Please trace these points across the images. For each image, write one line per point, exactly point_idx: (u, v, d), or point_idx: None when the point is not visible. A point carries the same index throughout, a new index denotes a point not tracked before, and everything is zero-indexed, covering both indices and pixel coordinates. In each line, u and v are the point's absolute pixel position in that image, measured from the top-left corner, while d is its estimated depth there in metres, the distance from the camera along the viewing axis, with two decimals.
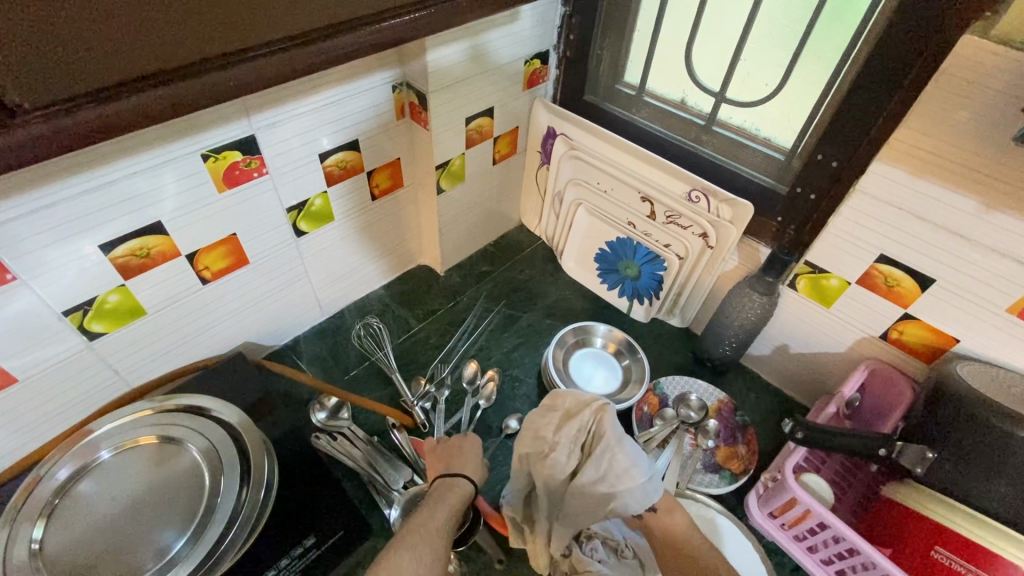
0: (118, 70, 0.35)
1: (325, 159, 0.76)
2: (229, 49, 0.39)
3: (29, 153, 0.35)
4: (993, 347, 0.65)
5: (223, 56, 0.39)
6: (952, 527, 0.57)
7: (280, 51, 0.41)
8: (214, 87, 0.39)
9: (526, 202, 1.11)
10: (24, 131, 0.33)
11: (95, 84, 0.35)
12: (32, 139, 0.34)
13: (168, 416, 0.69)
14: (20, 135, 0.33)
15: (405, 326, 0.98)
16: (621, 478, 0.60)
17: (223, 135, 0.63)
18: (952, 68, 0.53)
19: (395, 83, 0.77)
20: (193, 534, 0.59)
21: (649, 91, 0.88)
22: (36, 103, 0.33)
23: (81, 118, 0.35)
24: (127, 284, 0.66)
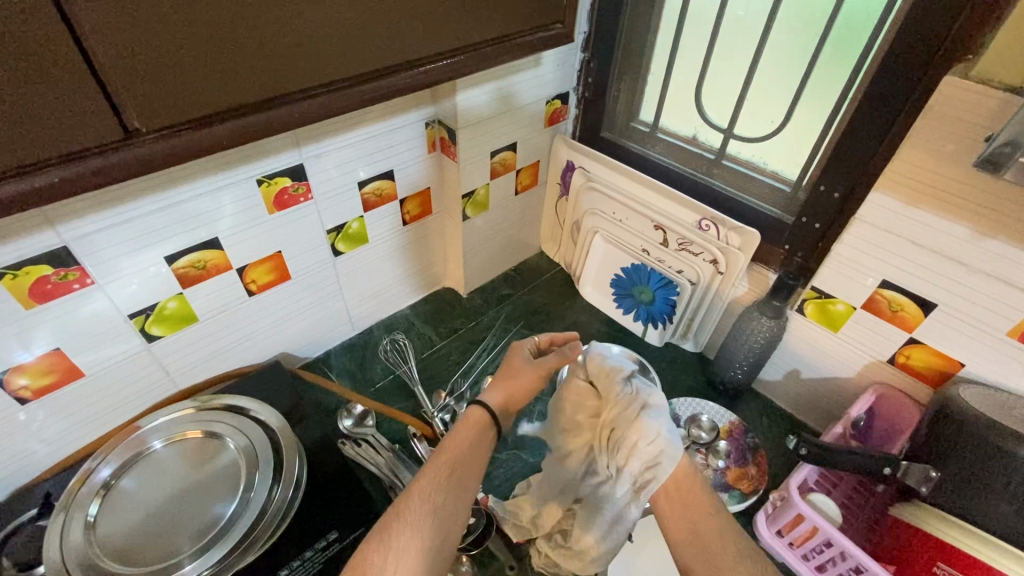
0: (211, 104, 0.43)
1: (362, 186, 0.84)
2: (297, 88, 0.47)
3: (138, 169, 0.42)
4: (998, 372, 0.66)
5: (291, 94, 0.47)
6: (953, 543, 0.57)
7: (336, 91, 0.50)
8: (284, 119, 0.47)
9: (547, 231, 1.17)
10: (136, 151, 0.41)
11: (190, 114, 0.42)
12: (139, 157, 0.42)
13: (211, 413, 0.76)
14: (131, 154, 0.41)
15: (429, 343, 1.03)
16: (654, 455, 0.57)
17: (277, 162, 0.72)
18: (939, 106, 0.58)
19: (428, 121, 0.86)
20: (239, 504, 0.66)
21: (663, 128, 0.95)
22: (145, 128, 0.41)
23: (175, 143, 0.43)
24: (184, 292, 0.74)
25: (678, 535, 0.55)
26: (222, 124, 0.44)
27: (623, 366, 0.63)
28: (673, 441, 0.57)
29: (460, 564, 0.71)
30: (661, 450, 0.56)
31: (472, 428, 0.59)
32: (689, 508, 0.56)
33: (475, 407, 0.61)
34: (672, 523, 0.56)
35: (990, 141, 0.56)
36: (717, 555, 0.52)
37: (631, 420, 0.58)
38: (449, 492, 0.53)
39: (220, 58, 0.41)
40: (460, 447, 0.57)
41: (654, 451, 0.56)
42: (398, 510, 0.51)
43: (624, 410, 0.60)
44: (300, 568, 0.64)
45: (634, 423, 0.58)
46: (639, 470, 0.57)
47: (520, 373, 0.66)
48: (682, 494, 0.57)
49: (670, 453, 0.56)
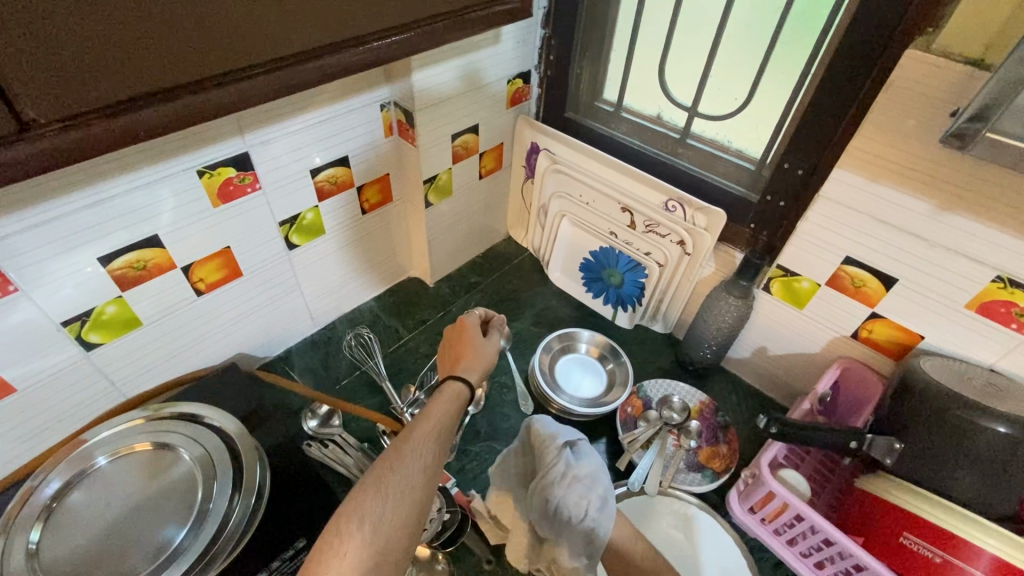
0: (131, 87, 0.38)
1: (315, 174, 0.79)
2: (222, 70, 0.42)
3: (44, 164, 0.38)
4: (955, 342, 0.68)
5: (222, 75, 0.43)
6: (921, 514, 0.58)
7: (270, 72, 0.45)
8: (211, 105, 0.43)
9: (513, 215, 1.15)
10: (40, 144, 0.37)
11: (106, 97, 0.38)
12: (49, 150, 0.37)
13: (162, 423, 0.71)
14: (39, 147, 0.37)
15: (396, 336, 1.00)
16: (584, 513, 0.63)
17: (218, 151, 0.67)
18: (900, 81, 0.57)
19: (383, 103, 0.81)
20: (193, 527, 0.62)
21: (627, 107, 0.93)
22: (50, 117, 0.36)
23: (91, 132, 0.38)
24: (124, 295, 0.69)
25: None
26: (147, 110, 0.40)
27: (559, 436, 0.67)
28: (603, 511, 0.63)
29: (436, 562, 0.70)
30: (595, 527, 0.63)
31: (454, 400, 0.59)
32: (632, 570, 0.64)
33: (454, 381, 0.61)
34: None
35: (953, 116, 0.55)
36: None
37: (570, 501, 0.63)
38: (435, 446, 0.53)
39: (135, 37, 0.37)
40: (444, 409, 0.57)
41: (588, 529, 0.63)
42: (391, 461, 0.50)
43: (562, 491, 0.63)
44: None
45: (574, 503, 0.63)
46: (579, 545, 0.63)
47: (481, 349, 0.67)
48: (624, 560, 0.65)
49: (602, 529, 0.63)
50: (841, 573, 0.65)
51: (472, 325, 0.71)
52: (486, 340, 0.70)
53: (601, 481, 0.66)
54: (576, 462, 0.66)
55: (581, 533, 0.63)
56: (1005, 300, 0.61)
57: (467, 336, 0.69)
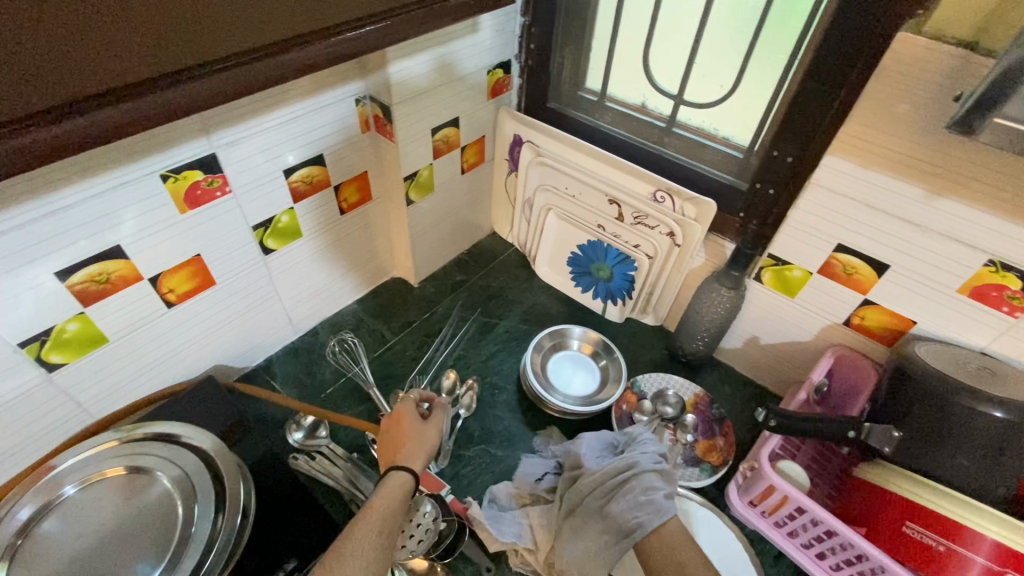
0: (101, 79, 0.37)
1: (290, 174, 0.75)
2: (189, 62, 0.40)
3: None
4: (948, 326, 0.68)
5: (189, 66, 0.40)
6: (922, 502, 0.58)
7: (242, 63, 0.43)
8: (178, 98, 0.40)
9: (496, 210, 1.12)
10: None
11: (81, 86, 0.37)
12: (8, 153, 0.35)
13: (136, 445, 0.67)
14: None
15: (381, 340, 0.96)
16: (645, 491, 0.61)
17: (182, 154, 0.62)
18: (892, 64, 0.56)
19: (358, 98, 0.77)
20: (169, 563, 0.57)
21: (611, 96, 0.90)
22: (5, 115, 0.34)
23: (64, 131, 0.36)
24: (86, 310, 0.64)
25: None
26: (117, 104, 0.38)
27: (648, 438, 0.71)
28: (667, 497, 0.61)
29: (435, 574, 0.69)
30: (654, 502, 0.60)
31: (394, 497, 0.56)
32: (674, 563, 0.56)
33: (395, 471, 0.59)
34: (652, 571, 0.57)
35: (954, 101, 0.54)
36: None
37: (643, 480, 0.63)
38: (373, 546, 0.52)
39: None
40: (386, 504, 0.55)
41: (653, 505, 0.60)
42: (332, 562, 0.49)
43: (637, 469, 0.64)
44: None
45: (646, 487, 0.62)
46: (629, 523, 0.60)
47: (423, 435, 0.65)
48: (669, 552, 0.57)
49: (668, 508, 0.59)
50: (844, 563, 0.64)
51: (408, 410, 0.67)
52: (426, 422, 0.67)
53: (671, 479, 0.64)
54: (659, 459, 0.67)
55: (634, 511, 0.60)
56: (997, 284, 0.61)
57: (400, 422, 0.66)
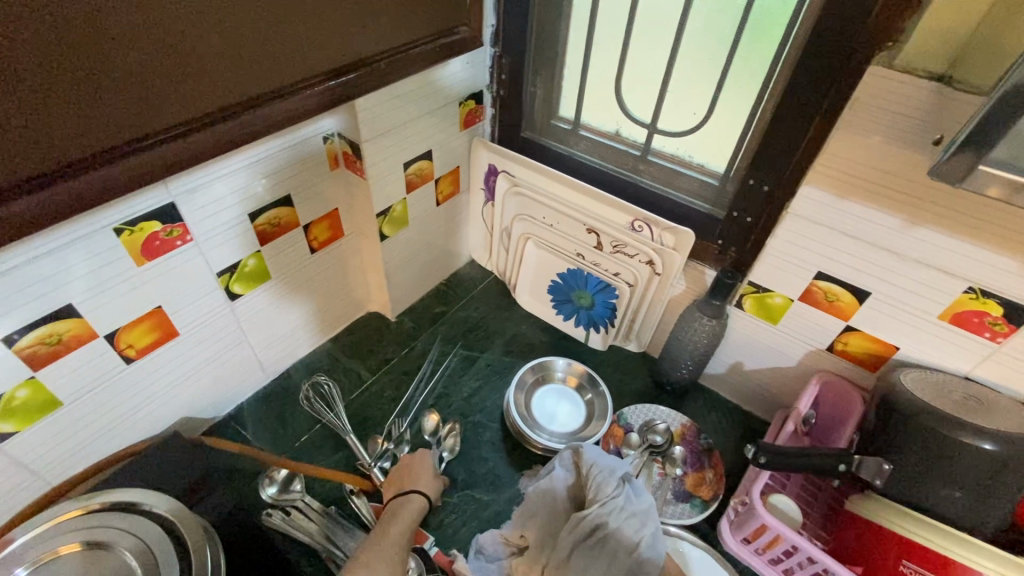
0: (113, 138, 0.46)
1: (255, 218, 0.72)
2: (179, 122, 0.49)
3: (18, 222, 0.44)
4: (930, 352, 0.67)
5: (185, 124, 0.50)
6: (920, 540, 0.57)
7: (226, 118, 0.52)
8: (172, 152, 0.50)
9: (474, 238, 1.10)
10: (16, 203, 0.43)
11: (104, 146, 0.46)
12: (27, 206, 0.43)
13: (93, 518, 0.61)
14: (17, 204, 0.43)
15: (358, 380, 0.93)
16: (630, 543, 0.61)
17: (138, 206, 0.59)
18: (865, 97, 0.56)
19: (326, 136, 0.75)
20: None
21: (585, 124, 0.89)
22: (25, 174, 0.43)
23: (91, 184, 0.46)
24: (37, 374, 0.60)
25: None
26: (124, 157, 0.47)
27: (610, 473, 0.67)
28: (654, 550, 0.61)
29: None
30: (641, 559, 0.60)
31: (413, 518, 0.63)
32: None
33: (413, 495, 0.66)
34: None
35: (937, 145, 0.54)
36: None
37: (619, 531, 0.62)
38: (398, 553, 0.56)
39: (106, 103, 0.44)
40: (404, 521, 0.61)
41: (637, 558, 0.60)
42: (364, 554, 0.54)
43: (608, 518, 0.63)
44: None
45: (626, 538, 0.61)
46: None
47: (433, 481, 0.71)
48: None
49: (652, 560, 0.60)
50: None
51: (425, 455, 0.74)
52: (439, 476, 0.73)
53: (650, 521, 0.63)
54: (626, 499, 0.64)
55: (625, 565, 0.60)
56: (977, 310, 0.61)
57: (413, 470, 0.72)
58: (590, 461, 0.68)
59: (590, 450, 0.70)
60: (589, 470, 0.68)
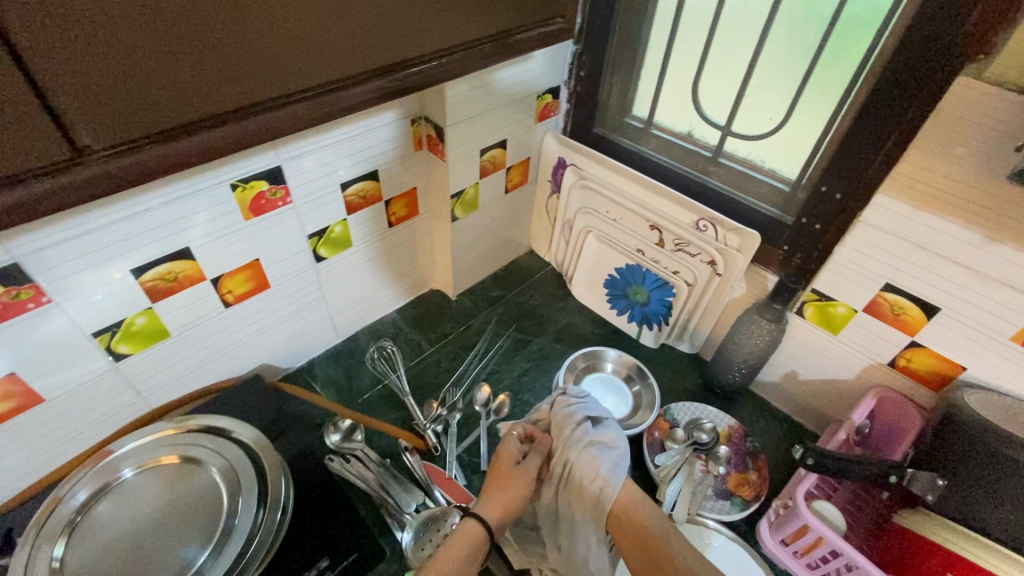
0: (198, 101, 0.38)
1: (345, 188, 0.79)
2: (277, 94, 0.42)
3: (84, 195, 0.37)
4: (1001, 375, 0.66)
5: (265, 100, 0.42)
6: (969, 556, 0.56)
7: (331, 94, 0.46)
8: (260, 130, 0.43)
9: (537, 229, 1.14)
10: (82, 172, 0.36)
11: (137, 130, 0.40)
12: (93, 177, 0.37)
13: (187, 436, 0.71)
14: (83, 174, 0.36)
15: (417, 349, 0.99)
16: (588, 472, 0.63)
17: (252, 165, 0.67)
18: (950, 108, 0.56)
19: (414, 118, 0.81)
20: (214, 549, 0.60)
21: (657, 124, 0.92)
22: (104, 142, 0.36)
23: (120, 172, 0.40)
24: (154, 306, 0.69)
25: (634, 556, 0.59)
26: (204, 132, 0.40)
27: (581, 412, 0.69)
28: (614, 475, 0.62)
29: None
30: (602, 486, 0.62)
31: (476, 543, 0.58)
32: (638, 535, 0.60)
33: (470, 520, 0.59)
34: (628, 548, 0.60)
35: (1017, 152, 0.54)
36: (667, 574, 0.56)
37: (584, 462, 0.64)
38: None
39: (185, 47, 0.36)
40: (454, 555, 0.56)
41: (600, 486, 0.62)
42: None
43: (575, 451, 0.65)
44: None
45: (589, 468, 0.63)
46: (586, 505, 0.63)
47: (511, 485, 0.63)
48: (631, 520, 0.61)
49: (613, 486, 0.62)
50: None
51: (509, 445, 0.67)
52: (520, 467, 0.65)
53: (614, 449, 0.65)
54: (593, 434, 0.66)
55: (589, 492, 0.62)
56: None
57: (497, 469, 0.65)
58: (564, 403, 0.71)
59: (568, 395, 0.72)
60: (563, 412, 0.69)
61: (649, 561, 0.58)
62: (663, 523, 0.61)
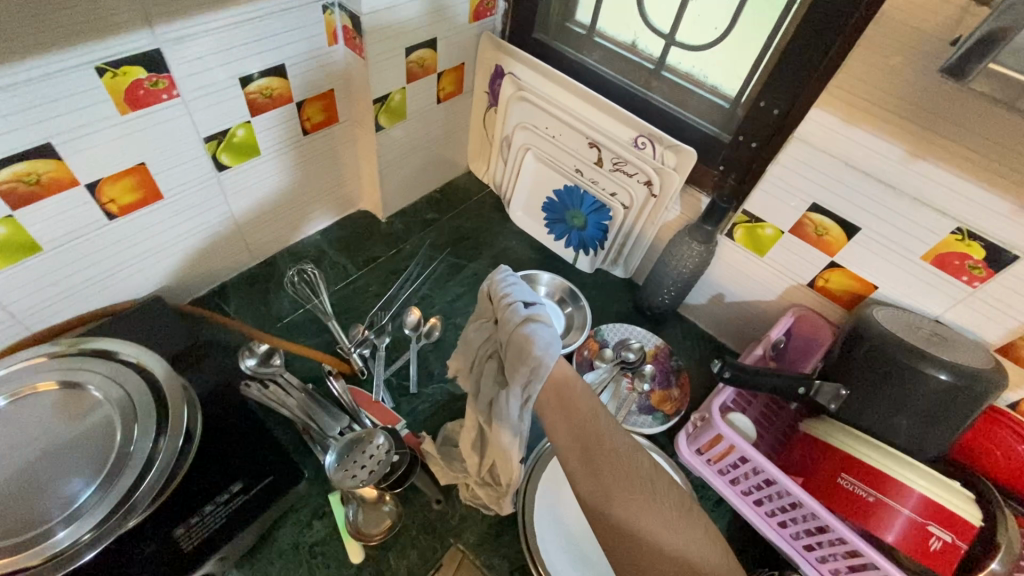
0: None
1: (246, 84, 0.69)
2: None
3: None
4: (907, 293, 0.69)
5: None
6: (863, 458, 0.60)
7: None
8: None
9: (474, 148, 1.07)
10: None
11: None
12: None
13: (73, 360, 0.64)
14: None
15: (343, 273, 0.93)
16: (524, 353, 0.53)
17: (121, 47, 0.56)
18: (891, 12, 0.53)
19: (326, 4, 0.70)
20: (106, 477, 0.55)
21: (600, 32, 0.85)
22: None
23: None
24: (15, 214, 0.59)
25: (563, 439, 0.55)
26: None
27: (515, 293, 0.59)
28: (549, 353, 0.53)
29: (383, 503, 0.69)
30: (535, 366, 0.53)
31: None
32: (572, 415, 0.56)
33: None
34: (557, 429, 0.56)
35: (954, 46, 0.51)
36: (598, 458, 0.53)
37: (515, 342, 0.54)
38: None
39: None
40: None
41: (531, 365, 0.53)
42: None
43: (509, 333, 0.55)
44: (200, 524, 0.59)
45: (520, 347, 0.54)
46: (518, 390, 0.55)
47: None
48: (565, 399, 0.56)
49: (545, 365, 0.53)
50: (778, 510, 0.67)
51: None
52: None
53: (550, 326, 0.55)
54: (527, 312, 0.56)
55: (522, 374, 0.54)
56: (961, 253, 0.61)
57: None
58: (496, 285, 0.60)
59: (501, 277, 0.61)
60: (497, 297, 0.59)
61: (580, 447, 0.55)
62: (594, 401, 0.57)
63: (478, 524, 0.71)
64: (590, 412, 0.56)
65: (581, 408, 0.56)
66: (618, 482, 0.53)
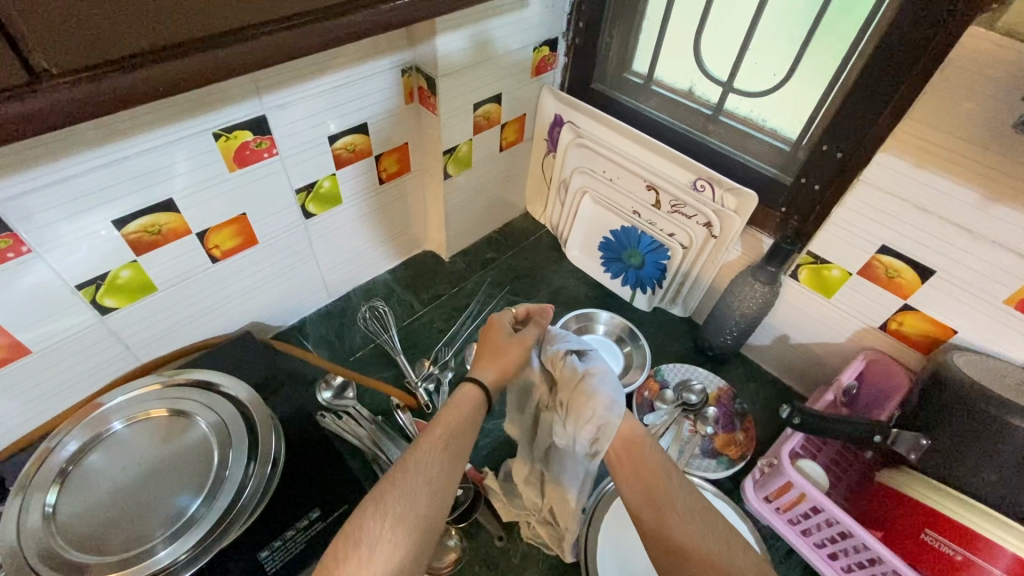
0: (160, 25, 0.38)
1: (332, 141, 0.77)
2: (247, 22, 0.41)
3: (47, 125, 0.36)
4: (990, 339, 0.66)
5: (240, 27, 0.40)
6: (942, 510, 0.57)
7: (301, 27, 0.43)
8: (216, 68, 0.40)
9: (532, 190, 1.12)
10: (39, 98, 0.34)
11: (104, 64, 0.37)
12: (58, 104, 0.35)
13: (177, 390, 0.71)
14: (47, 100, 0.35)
15: (410, 310, 0.99)
16: (588, 412, 0.54)
17: (233, 115, 0.64)
18: (958, 60, 0.54)
19: (405, 67, 0.78)
20: (204, 501, 0.61)
21: (657, 80, 0.89)
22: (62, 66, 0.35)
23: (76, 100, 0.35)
24: (139, 259, 0.68)
25: (635, 498, 0.54)
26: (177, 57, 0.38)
27: (567, 345, 0.59)
28: (613, 413, 0.54)
29: (449, 537, 0.71)
30: (602, 424, 0.54)
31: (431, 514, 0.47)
32: (643, 472, 0.55)
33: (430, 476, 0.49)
34: (628, 484, 0.55)
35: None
36: (670, 517, 0.51)
37: (577, 400, 0.55)
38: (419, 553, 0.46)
39: None
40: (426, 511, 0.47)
41: (596, 423, 0.54)
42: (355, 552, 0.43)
43: (569, 389, 0.56)
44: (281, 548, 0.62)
45: (582, 404, 0.55)
46: (585, 444, 0.56)
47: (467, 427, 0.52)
48: (635, 457, 0.55)
49: (612, 423, 0.54)
50: (855, 565, 0.64)
51: (504, 323, 0.62)
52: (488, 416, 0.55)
53: (609, 378, 0.56)
54: (584, 365, 0.57)
55: (588, 431, 0.55)
56: None
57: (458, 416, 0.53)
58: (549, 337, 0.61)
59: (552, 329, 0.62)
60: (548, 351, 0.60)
61: (650, 505, 0.53)
62: (663, 457, 0.56)
63: (539, 563, 0.72)
64: (663, 470, 0.55)
65: (653, 468, 0.55)
66: (692, 542, 0.50)
